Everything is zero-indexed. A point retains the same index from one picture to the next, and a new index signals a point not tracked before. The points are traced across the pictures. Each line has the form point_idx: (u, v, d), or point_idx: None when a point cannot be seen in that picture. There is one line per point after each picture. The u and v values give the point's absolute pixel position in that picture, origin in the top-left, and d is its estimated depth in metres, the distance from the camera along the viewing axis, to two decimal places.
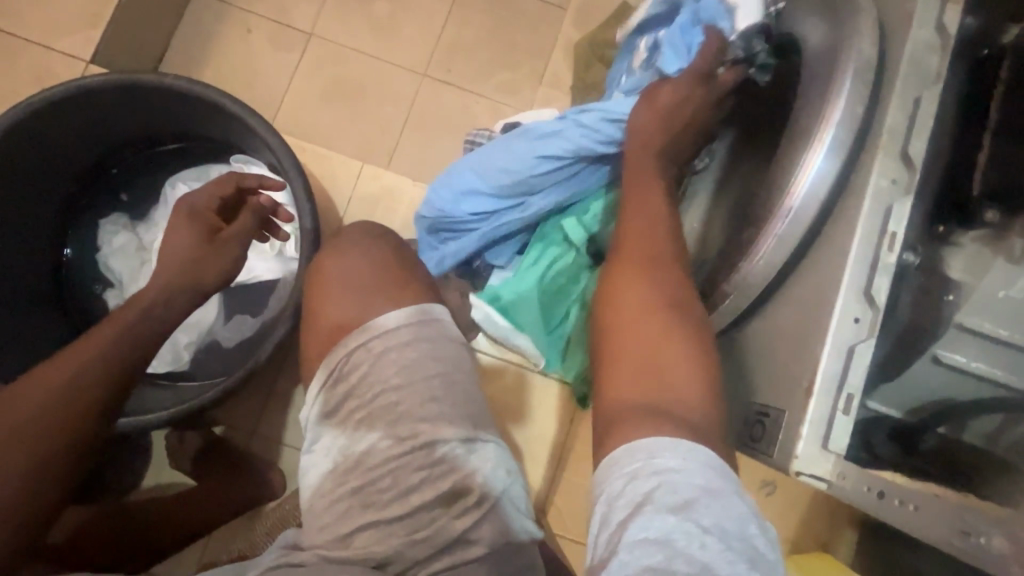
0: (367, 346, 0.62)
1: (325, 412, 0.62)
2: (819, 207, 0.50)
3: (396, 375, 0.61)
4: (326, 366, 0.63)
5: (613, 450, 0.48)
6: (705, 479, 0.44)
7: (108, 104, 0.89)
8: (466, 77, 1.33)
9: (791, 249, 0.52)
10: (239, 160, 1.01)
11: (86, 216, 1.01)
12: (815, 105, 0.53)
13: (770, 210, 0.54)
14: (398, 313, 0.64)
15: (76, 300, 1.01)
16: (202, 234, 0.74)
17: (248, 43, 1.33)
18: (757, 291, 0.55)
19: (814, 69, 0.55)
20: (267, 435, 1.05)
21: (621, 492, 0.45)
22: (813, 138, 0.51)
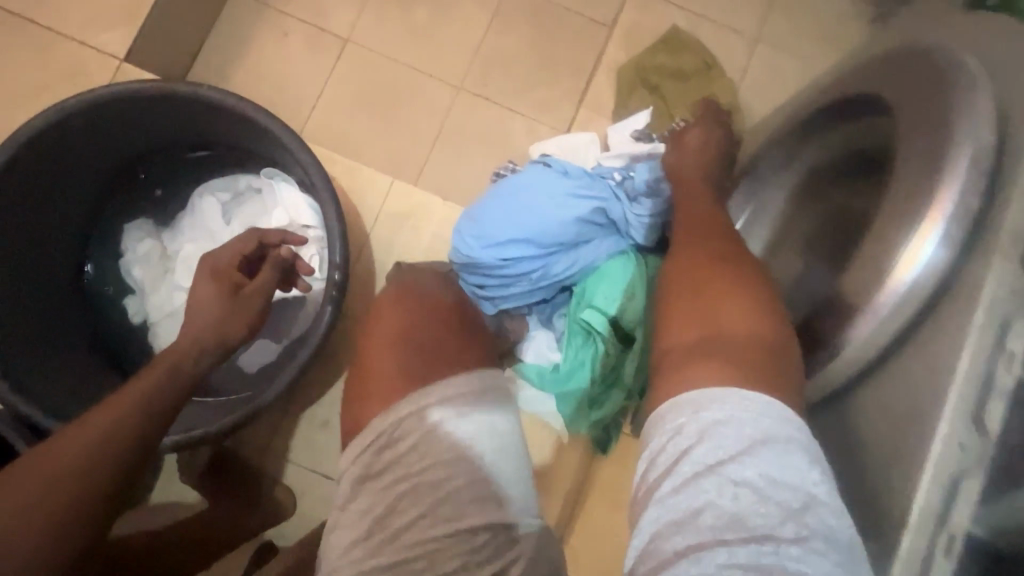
0: (421, 414, 0.61)
1: (367, 474, 0.60)
2: (924, 297, 0.51)
3: (450, 450, 0.59)
4: (376, 429, 0.62)
5: (661, 404, 0.55)
6: (753, 425, 0.50)
7: (141, 110, 0.87)
8: (503, 93, 1.29)
9: (889, 338, 0.54)
10: (268, 173, 0.98)
11: (109, 222, 0.99)
12: (918, 194, 0.53)
13: (866, 290, 0.55)
14: (458, 380, 0.63)
15: (96, 306, 0.98)
16: (226, 288, 0.76)
17: (283, 46, 1.30)
18: (851, 369, 0.57)
19: (917, 148, 0.54)
20: (279, 453, 1.04)
21: (666, 446, 0.52)
22: (918, 226, 0.52)
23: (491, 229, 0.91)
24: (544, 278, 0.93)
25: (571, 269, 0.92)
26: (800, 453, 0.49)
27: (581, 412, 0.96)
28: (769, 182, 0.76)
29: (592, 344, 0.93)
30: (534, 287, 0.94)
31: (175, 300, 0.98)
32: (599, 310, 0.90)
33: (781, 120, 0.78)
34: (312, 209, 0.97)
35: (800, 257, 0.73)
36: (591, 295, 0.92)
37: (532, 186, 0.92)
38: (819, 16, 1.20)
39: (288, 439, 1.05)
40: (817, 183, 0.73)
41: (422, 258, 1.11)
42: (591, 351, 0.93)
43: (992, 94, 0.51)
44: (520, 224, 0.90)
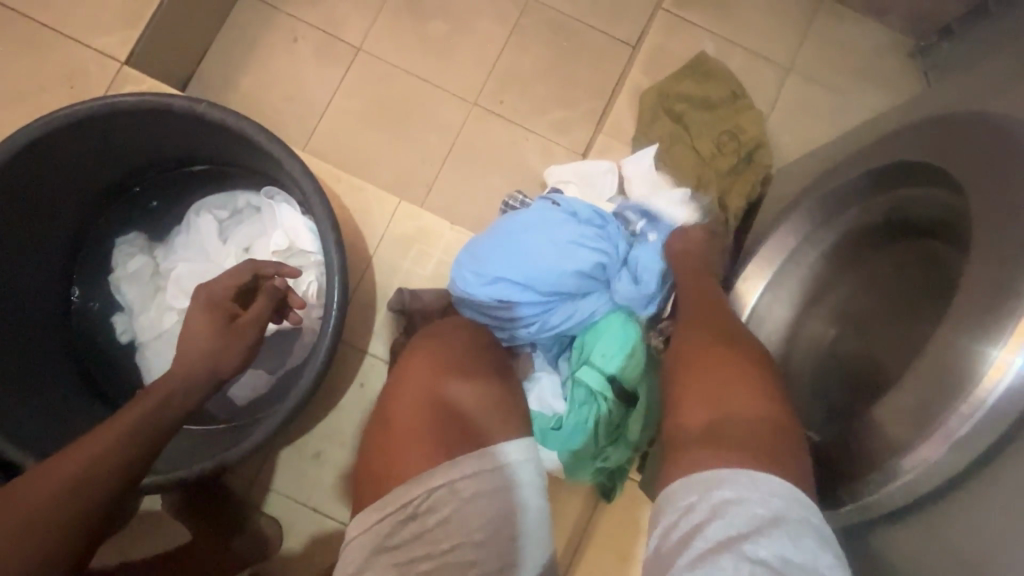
0: (454, 485, 0.56)
1: (387, 546, 0.55)
2: (1013, 416, 0.46)
3: (479, 529, 0.56)
4: (400, 497, 0.57)
5: (671, 484, 0.55)
6: (765, 505, 0.49)
7: (135, 124, 0.82)
8: (519, 112, 1.24)
9: (962, 458, 0.48)
10: (269, 192, 0.94)
11: (100, 235, 0.94)
12: (996, 298, 0.47)
13: (940, 396, 0.49)
14: (494, 452, 0.59)
15: (83, 324, 0.93)
16: (219, 321, 0.69)
17: (293, 52, 1.25)
18: (924, 490, 0.51)
19: (994, 235, 0.49)
20: (267, 482, 1.00)
21: (677, 524, 0.51)
22: (1002, 339, 0.46)
23: (493, 268, 0.86)
24: (542, 326, 0.88)
25: (569, 321, 0.87)
26: (814, 537, 0.47)
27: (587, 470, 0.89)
28: (807, 241, 0.70)
29: (594, 402, 0.87)
30: (532, 332, 0.88)
31: (164, 321, 0.93)
32: (597, 368, 0.87)
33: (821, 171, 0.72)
34: (312, 233, 0.93)
35: (830, 324, 0.70)
36: (589, 350, 0.88)
37: (538, 227, 0.86)
38: (857, 49, 1.14)
39: (277, 469, 1.01)
40: (856, 245, 0.68)
41: (426, 284, 1.06)
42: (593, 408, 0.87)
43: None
44: (520, 265, 0.85)
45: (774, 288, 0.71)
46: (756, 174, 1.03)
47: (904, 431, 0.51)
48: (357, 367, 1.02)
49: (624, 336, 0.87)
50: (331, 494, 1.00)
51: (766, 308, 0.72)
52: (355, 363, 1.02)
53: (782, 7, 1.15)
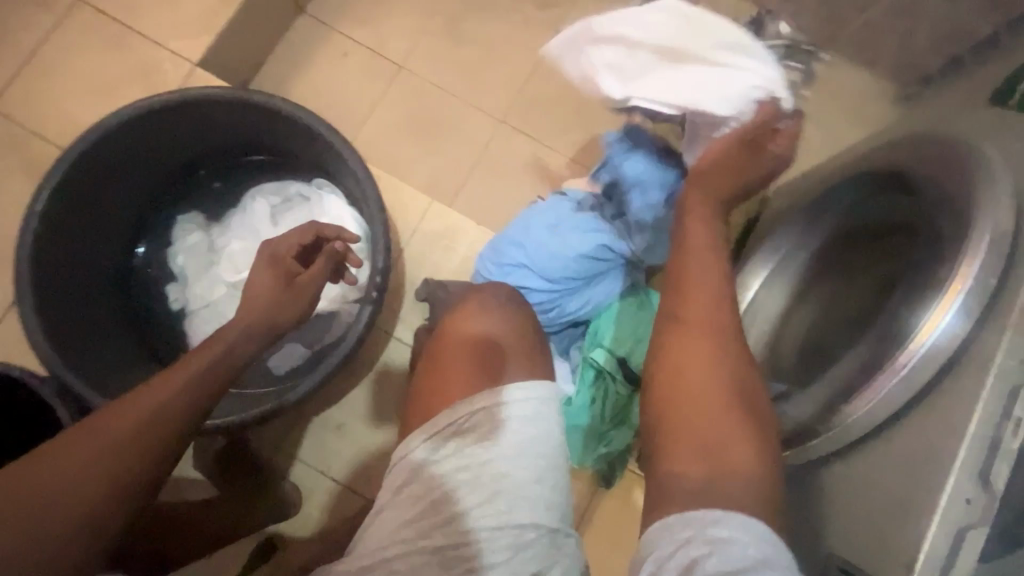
0: (491, 409, 0.64)
1: (432, 458, 0.64)
2: (942, 363, 0.57)
3: (511, 445, 0.63)
4: (446, 418, 0.65)
5: (666, 516, 0.51)
6: (761, 552, 0.46)
7: (214, 113, 0.94)
8: (542, 130, 1.37)
9: (906, 396, 0.59)
10: (320, 183, 1.05)
11: (166, 211, 1.05)
12: (938, 266, 0.59)
13: (894, 349, 0.60)
14: (524, 386, 0.66)
15: (142, 289, 1.03)
16: (282, 277, 0.79)
17: (342, 65, 1.39)
18: (878, 421, 0.60)
19: (942, 222, 0.60)
20: (291, 450, 1.08)
21: (670, 556, 0.48)
22: (941, 296, 0.57)
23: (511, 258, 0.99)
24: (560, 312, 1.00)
25: (584, 307, 0.99)
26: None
27: (591, 447, 0.99)
28: (795, 241, 0.82)
29: (603, 383, 0.97)
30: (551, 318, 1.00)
31: (212, 294, 1.02)
32: (608, 350, 0.96)
33: (809, 185, 0.83)
34: (356, 220, 1.03)
35: (811, 314, 0.80)
36: (602, 335, 0.98)
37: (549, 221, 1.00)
38: (848, 92, 1.27)
39: (302, 437, 1.08)
40: (836, 248, 0.79)
41: (450, 277, 1.16)
42: (602, 390, 0.97)
43: (1012, 175, 0.56)
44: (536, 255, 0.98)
45: (768, 281, 0.83)
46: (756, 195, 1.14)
47: (864, 378, 0.62)
48: (383, 348, 1.11)
49: (633, 323, 0.98)
50: (350, 463, 1.08)
51: (760, 300, 0.83)
52: (381, 343, 1.11)
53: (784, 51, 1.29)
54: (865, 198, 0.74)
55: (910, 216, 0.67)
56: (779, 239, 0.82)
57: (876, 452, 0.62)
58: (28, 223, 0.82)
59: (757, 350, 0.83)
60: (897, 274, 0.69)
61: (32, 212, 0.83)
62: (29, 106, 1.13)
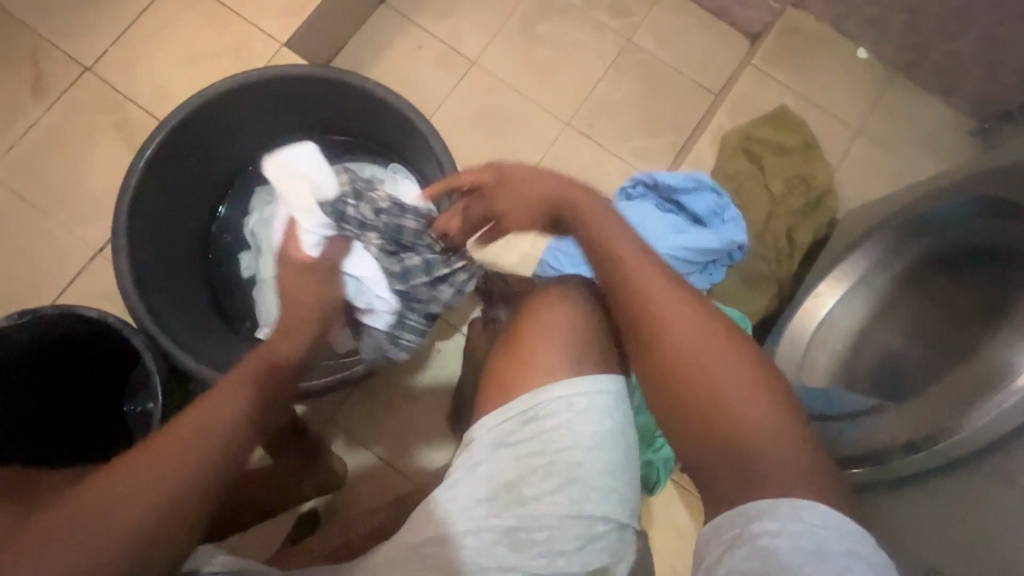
0: (570, 399, 0.64)
1: (506, 439, 0.64)
2: None
3: (589, 437, 0.63)
4: (524, 402, 0.65)
5: (716, 518, 0.57)
6: (810, 536, 0.51)
7: (307, 90, 0.97)
8: (606, 135, 1.38)
9: (1012, 425, 0.60)
10: (395, 167, 1.07)
11: (245, 180, 1.07)
12: None
13: (991, 384, 0.62)
14: (605, 378, 0.66)
15: (218, 253, 1.06)
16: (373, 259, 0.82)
17: (417, 57, 1.42)
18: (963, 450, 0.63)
19: None
20: (341, 423, 1.10)
21: (722, 559, 0.54)
22: None
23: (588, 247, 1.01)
24: None
25: None
26: (862, 561, 0.50)
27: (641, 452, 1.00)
28: (875, 261, 0.81)
29: None
30: None
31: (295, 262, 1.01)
32: None
33: (891, 207, 0.83)
34: None
35: (895, 332, 0.80)
36: None
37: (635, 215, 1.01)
38: (925, 121, 1.25)
39: (353, 410, 1.11)
40: (926, 268, 0.78)
41: (509, 270, 1.18)
42: None
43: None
44: None
45: (845, 299, 0.82)
46: (822, 217, 1.15)
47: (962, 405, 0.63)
48: (439, 334, 1.14)
49: None
50: (400, 442, 1.10)
51: (833, 317, 0.83)
52: (437, 329, 1.14)
53: (859, 76, 1.28)
54: (951, 223, 0.74)
55: (1005, 240, 0.68)
56: (858, 254, 0.81)
57: (974, 474, 0.64)
58: (130, 178, 0.87)
59: (832, 363, 0.83)
60: (992, 301, 0.70)
61: (134, 168, 0.88)
62: (125, 71, 1.18)
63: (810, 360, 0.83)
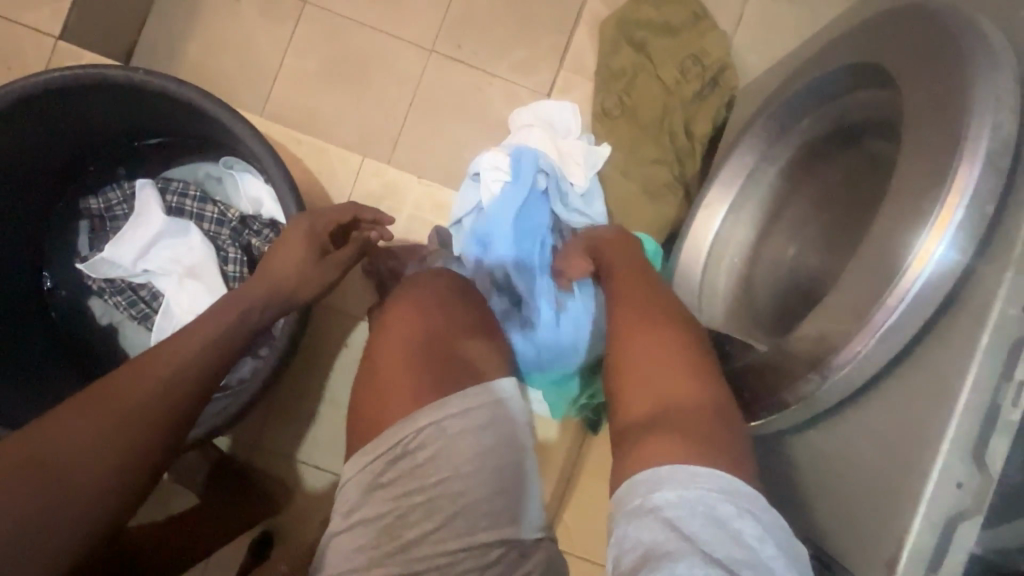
0: (441, 424, 0.59)
1: (379, 480, 0.58)
2: (935, 308, 0.47)
3: (470, 461, 0.58)
4: (391, 437, 0.59)
5: (618, 489, 0.50)
6: (708, 504, 0.45)
7: (82, 102, 0.80)
8: (479, 54, 1.20)
9: (896, 347, 0.48)
10: (226, 163, 0.92)
11: (62, 222, 0.93)
12: (924, 186, 0.48)
13: (872, 294, 0.49)
14: (478, 390, 0.61)
15: (61, 307, 0.93)
16: (316, 252, 0.77)
17: (238, 11, 1.20)
18: (854, 386, 0.51)
19: (921, 118, 0.50)
20: (266, 447, 1.02)
21: (626, 534, 0.46)
22: (938, 202, 0.46)
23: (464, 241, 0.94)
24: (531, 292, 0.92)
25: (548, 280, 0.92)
26: (754, 523, 0.45)
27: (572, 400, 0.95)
28: (759, 158, 0.71)
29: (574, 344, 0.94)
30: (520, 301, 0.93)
31: (156, 298, 0.91)
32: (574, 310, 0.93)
33: (777, 86, 0.72)
34: (272, 203, 0.91)
35: (789, 241, 0.69)
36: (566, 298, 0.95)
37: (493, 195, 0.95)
38: None
39: (269, 432, 1.03)
40: (811, 157, 0.68)
41: (399, 240, 1.05)
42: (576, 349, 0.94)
43: (1015, 58, 0.46)
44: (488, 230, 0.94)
45: (735, 208, 0.73)
46: (721, 98, 1.01)
47: (836, 333, 0.51)
48: (340, 328, 1.04)
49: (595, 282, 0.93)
50: (328, 449, 1.03)
51: (727, 231, 0.74)
52: (336, 324, 1.03)
53: None
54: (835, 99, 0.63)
55: (875, 109, 0.58)
56: (738, 156, 0.72)
57: None
58: None
59: (731, 287, 0.74)
60: (874, 182, 0.59)
61: None
62: None
63: (712, 278, 0.75)
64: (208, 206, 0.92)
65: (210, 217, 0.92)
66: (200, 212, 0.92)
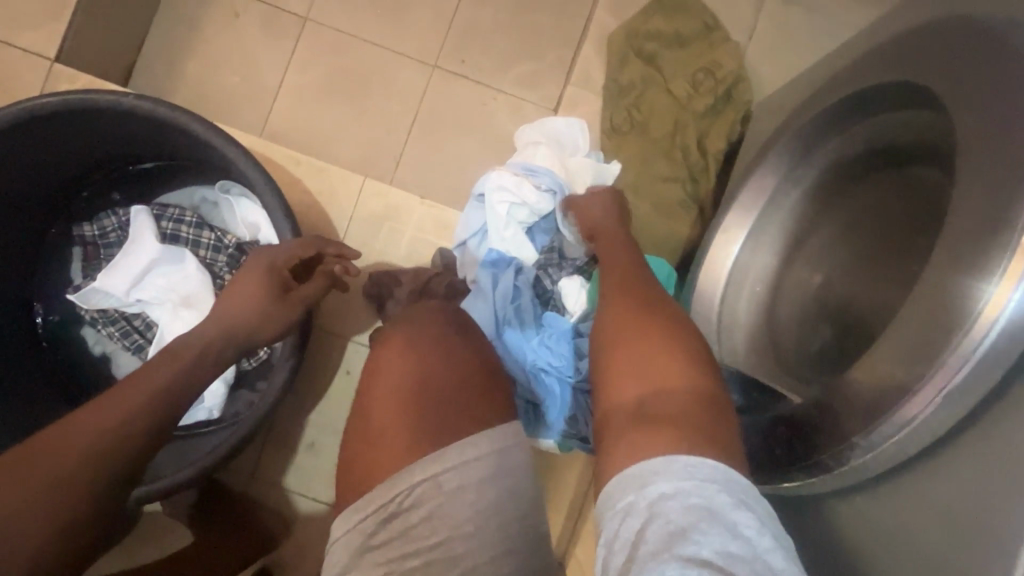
0: (440, 479, 0.54)
1: (371, 540, 0.54)
2: (1004, 370, 0.42)
3: (470, 519, 0.54)
4: (385, 493, 0.55)
5: (608, 483, 0.46)
6: (705, 497, 0.42)
7: (73, 128, 0.78)
8: (483, 69, 1.16)
9: (958, 411, 0.44)
10: (222, 188, 0.89)
11: (53, 250, 0.90)
12: (983, 223, 0.44)
13: (929, 347, 0.44)
14: (481, 438, 0.57)
15: (52, 338, 0.90)
16: (275, 289, 0.73)
17: (237, 29, 1.18)
18: (909, 456, 0.46)
19: (972, 150, 0.46)
20: (262, 482, 0.99)
21: (618, 532, 0.43)
22: (1009, 255, 0.42)
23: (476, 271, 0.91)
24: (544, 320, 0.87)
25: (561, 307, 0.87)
26: (752, 517, 0.41)
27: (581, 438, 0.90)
28: (782, 179, 0.67)
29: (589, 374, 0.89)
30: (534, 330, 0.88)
31: (150, 327, 0.88)
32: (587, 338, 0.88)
33: (799, 103, 0.67)
34: (269, 228, 0.88)
35: (815, 269, 0.65)
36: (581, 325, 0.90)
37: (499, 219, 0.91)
38: None
39: (266, 466, 0.99)
40: (840, 182, 0.64)
41: (399, 264, 1.02)
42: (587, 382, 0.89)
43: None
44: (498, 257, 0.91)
45: (757, 232, 0.69)
46: (736, 113, 0.96)
47: (887, 389, 0.47)
48: (339, 356, 1.00)
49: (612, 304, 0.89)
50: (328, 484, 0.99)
51: (749, 259, 0.70)
52: (336, 352, 1.00)
53: None
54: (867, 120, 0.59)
55: (915, 134, 0.54)
56: (759, 177, 0.68)
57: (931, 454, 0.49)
58: None
59: (752, 317, 0.69)
60: (918, 211, 0.55)
61: None
62: None
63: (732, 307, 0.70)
64: (205, 233, 0.89)
65: (207, 244, 0.89)
66: (195, 239, 0.89)
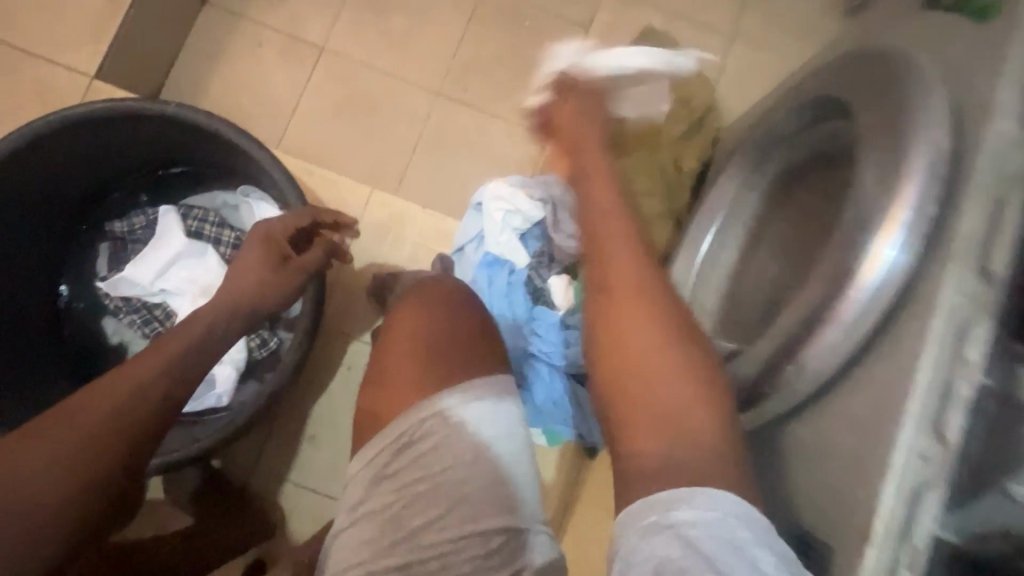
0: (444, 415, 0.62)
1: (383, 472, 0.61)
2: (886, 299, 0.52)
3: (469, 450, 0.60)
4: (396, 429, 0.63)
5: (632, 504, 0.49)
6: (727, 529, 0.44)
7: (115, 131, 0.87)
8: (482, 97, 1.29)
9: (851, 342, 0.54)
10: (244, 191, 0.97)
11: (82, 245, 0.98)
12: (879, 189, 0.54)
13: (834, 289, 0.55)
14: (481, 383, 0.63)
15: (74, 326, 0.96)
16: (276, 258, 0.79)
17: (259, 56, 1.29)
18: (825, 375, 0.55)
19: (875, 141, 0.56)
20: (265, 470, 1.03)
21: (637, 549, 0.46)
22: (887, 211, 0.52)
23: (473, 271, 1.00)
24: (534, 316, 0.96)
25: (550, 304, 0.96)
26: (773, 553, 0.43)
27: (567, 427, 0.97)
28: (740, 184, 0.78)
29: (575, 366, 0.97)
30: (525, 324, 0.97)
31: (169, 317, 0.94)
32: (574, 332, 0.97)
33: (755, 122, 0.79)
34: None
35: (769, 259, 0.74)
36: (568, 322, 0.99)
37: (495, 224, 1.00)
38: (791, 18, 1.21)
39: (268, 454, 1.04)
40: (788, 184, 0.75)
41: (401, 267, 1.10)
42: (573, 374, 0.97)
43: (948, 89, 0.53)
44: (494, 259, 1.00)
45: (722, 230, 0.79)
46: (707, 138, 1.09)
47: (805, 328, 0.56)
48: (343, 352, 1.06)
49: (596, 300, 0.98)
50: (329, 472, 1.04)
51: (715, 252, 0.80)
52: (340, 347, 1.07)
53: None
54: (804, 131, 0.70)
55: (834, 141, 0.65)
56: (722, 183, 0.79)
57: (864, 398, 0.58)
58: None
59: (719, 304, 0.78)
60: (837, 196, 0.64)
61: None
62: None
63: (702, 292, 0.80)
64: (227, 231, 0.97)
65: (227, 242, 0.97)
66: (217, 237, 0.97)
